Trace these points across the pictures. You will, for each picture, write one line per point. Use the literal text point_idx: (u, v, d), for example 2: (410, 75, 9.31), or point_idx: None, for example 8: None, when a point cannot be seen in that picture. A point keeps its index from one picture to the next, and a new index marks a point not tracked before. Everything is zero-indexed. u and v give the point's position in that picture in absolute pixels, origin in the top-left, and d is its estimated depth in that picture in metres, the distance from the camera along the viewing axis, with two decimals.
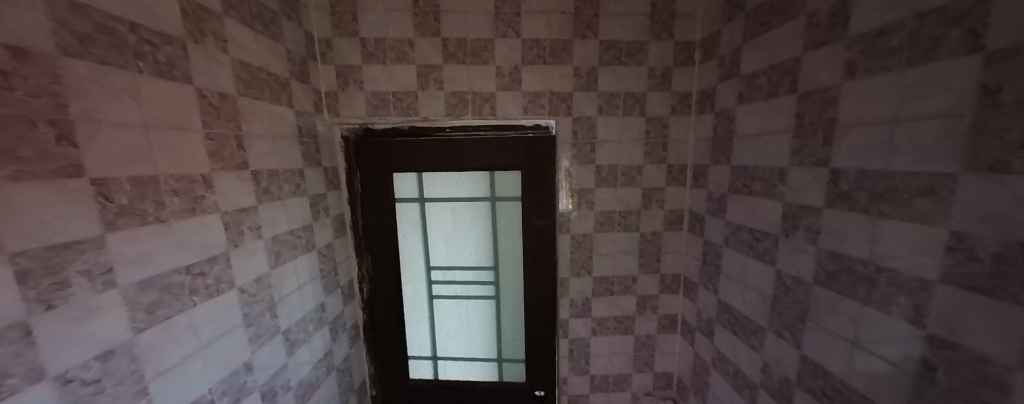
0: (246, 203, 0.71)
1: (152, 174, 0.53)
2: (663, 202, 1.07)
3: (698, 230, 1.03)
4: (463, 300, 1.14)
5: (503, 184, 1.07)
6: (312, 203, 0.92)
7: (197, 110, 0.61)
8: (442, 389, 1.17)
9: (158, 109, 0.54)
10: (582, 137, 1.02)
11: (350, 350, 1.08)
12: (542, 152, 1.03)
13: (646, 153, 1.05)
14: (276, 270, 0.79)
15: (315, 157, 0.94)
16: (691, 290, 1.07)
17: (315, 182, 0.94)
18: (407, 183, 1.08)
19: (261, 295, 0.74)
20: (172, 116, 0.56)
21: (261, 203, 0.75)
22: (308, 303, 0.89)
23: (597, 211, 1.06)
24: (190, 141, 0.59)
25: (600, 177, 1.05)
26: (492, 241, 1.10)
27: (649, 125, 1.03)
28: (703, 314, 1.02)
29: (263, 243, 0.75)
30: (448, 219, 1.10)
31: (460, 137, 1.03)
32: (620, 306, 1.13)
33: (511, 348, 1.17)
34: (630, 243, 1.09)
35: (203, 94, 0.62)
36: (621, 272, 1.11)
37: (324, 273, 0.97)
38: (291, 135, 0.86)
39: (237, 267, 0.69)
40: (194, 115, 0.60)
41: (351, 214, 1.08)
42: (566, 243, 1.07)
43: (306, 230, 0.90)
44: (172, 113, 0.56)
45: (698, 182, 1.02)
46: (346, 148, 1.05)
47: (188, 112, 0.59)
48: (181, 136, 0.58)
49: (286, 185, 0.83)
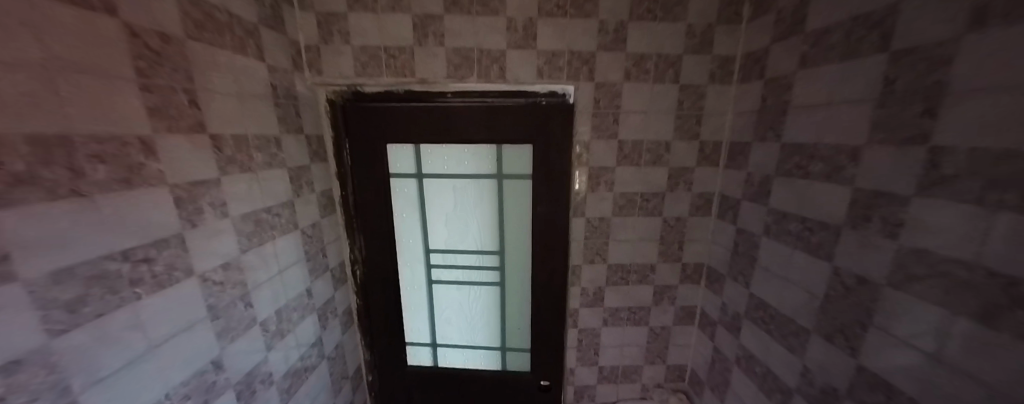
0: (204, 174, 0.59)
1: (64, 132, 0.40)
2: (691, 184, 0.95)
3: (731, 216, 0.91)
4: (465, 286, 1.04)
5: (512, 160, 0.94)
6: (292, 176, 0.80)
7: (128, 54, 0.47)
8: (442, 377, 1.11)
9: (70, 46, 0.40)
10: (604, 107, 0.88)
11: (342, 336, 0.99)
12: (557, 124, 0.89)
13: (676, 127, 0.91)
14: (248, 254, 0.68)
15: (295, 122, 0.81)
16: (717, 281, 0.97)
17: (295, 152, 0.81)
18: (403, 155, 0.96)
19: (230, 283, 0.63)
20: (90, 57, 0.43)
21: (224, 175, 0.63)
22: (293, 289, 0.80)
23: (616, 193, 0.94)
24: (120, 92, 0.46)
25: (622, 153, 0.92)
26: (497, 223, 0.99)
27: (682, 94, 0.89)
28: (729, 309, 0.92)
29: (229, 222, 0.64)
30: (448, 197, 0.98)
31: (461, 103, 0.89)
32: (636, 296, 1.03)
33: (515, 338, 1.09)
34: (651, 228, 0.98)
35: (135, 33, 0.48)
36: (638, 260, 1.00)
37: (311, 255, 0.86)
38: (262, 95, 0.72)
39: (197, 252, 0.58)
40: (124, 59, 0.47)
41: (341, 189, 0.96)
42: (580, 227, 0.96)
43: (285, 207, 0.78)
44: (91, 54, 0.43)
45: (735, 162, 0.89)
46: (333, 114, 0.91)
47: (116, 55, 0.46)
48: (108, 85, 0.45)
49: (258, 154, 0.70)
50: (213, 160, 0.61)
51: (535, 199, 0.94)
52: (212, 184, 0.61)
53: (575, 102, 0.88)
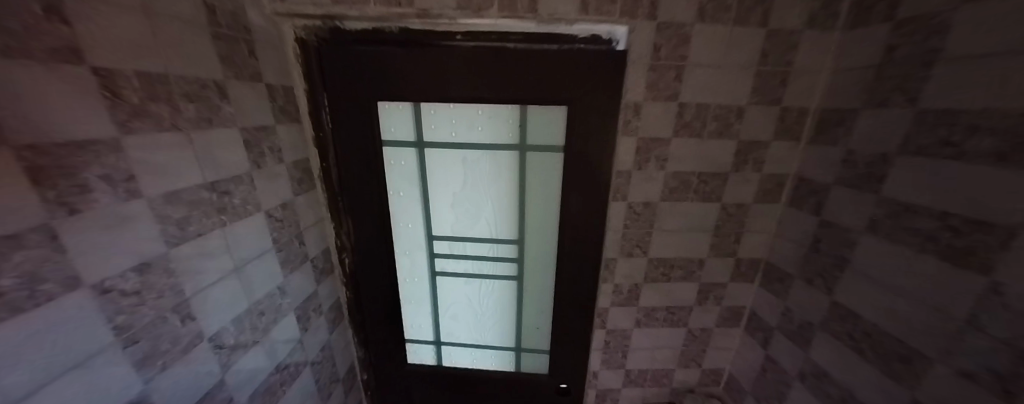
0: (98, 134, 0.37)
1: None
2: (762, 163, 0.76)
3: (813, 205, 0.73)
4: (475, 280, 0.87)
5: (538, 127, 0.74)
6: (249, 141, 0.58)
7: None
8: (446, 378, 0.97)
9: None
10: (666, 58, 0.66)
11: (329, 336, 0.83)
12: (602, 79, 0.68)
13: (755, 88, 0.70)
14: (187, 247, 0.47)
15: (251, 66, 0.58)
16: (780, 281, 0.81)
17: (254, 107, 0.59)
18: (399, 118, 0.75)
19: (156, 291, 0.43)
20: None
21: (131, 134, 0.40)
22: (260, 289, 0.61)
23: (668, 172, 0.75)
24: None
25: (682, 121, 0.71)
26: (518, 206, 0.80)
27: (768, 44, 0.67)
28: (795, 316, 0.77)
29: (143, 207, 0.42)
30: (455, 173, 0.78)
31: (475, 48, 0.67)
32: (677, 295, 0.87)
33: (532, 338, 0.94)
34: (706, 217, 0.79)
35: None
36: (685, 254, 0.83)
37: (282, 243, 0.66)
38: (197, 20, 0.48)
39: (81, 256, 0.36)
40: None
41: (320, 159, 0.76)
42: (619, 213, 0.77)
43: (239, 183, 0.56)
44: None
45: (830, 136, 0.69)
46: (304, 58, 0.69)
47: None
48: None
49: (193, 106, 0.48)
50: (107, 111, 0.38)
51: (569, 177, 0.74)
52: (108, 149, 0.38)
53: (628, 51, 0.66)
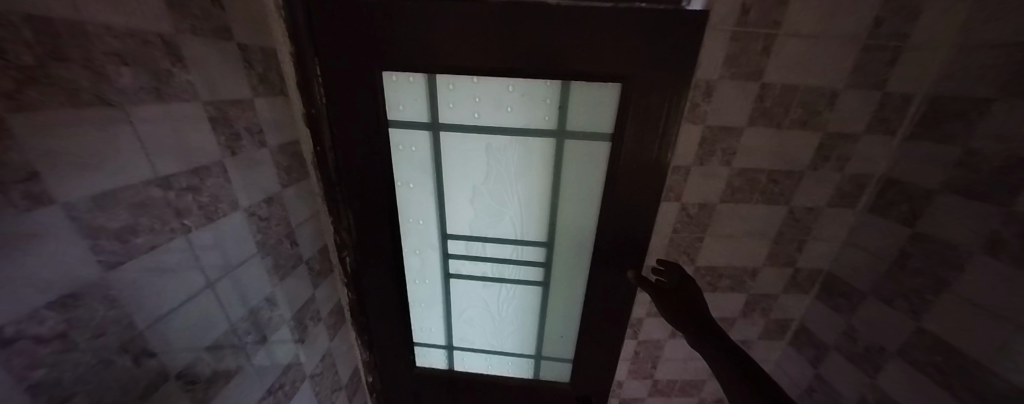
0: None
1: None
2: (845, 161, 0.63)
3: (903, 214, 0.61)
4: (494, 284, 0.77)
5: (579, 111, 0.60)
6: (217, 120, 0.44)
7: None
8: (458, 383, 0.90)
9: None
10: (754, 24, 0.52)
11: (330, 343, 0.73)
12: (669, 50, 0.52)
13: (855, 68, 0.56)
14: (136, 266, 0.35)
15: (214, 16, 0.43)
16: (844, 297, 0.71)
17: (223, 74, 0.45)
18: (410, 93, 0.61)
19: (93, 329, 0.32)
20: None
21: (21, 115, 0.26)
22: (243, 304, 0.50)
23: (734, 169, 0.62)
24: None
25: (759, 108, 0.58)
26: (547, 203, 0.68)
27: (883, 9, 0.53)
28: (861, 338, 0.67)
29: (59, 218, 0.29)
30: (475, 163, 0.65)
31: (507, 4, 0.51)
32: (721, 305, 0.78)
33: (554, 344, 0.86)
34: (767, 222, 0.68)
35: None
36: (736, 262, 0.72)
37: (269, 246, 0.55)
38: None
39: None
40: None
41: (313, 142, 0.63)
42: (669, 215, 0.66)
43: (207, 176, 0.43)
44: None
45: (943, 131, 0.56)
46: (287, 12, 0.53)
47: None
48: None
49: (128, 71, 0.34)
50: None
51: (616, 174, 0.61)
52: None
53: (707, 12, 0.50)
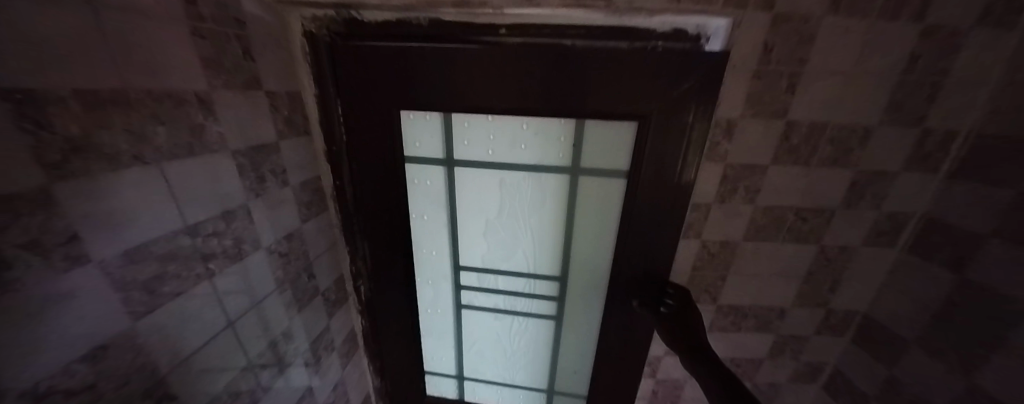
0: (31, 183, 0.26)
1: None
2: (881, 200, 0.59)
3: (949, 258, 0.56)
4: (506, 316, 0.77)
5: (594, 148, 0.60)
6: (243, 165, 0.46)
7: None
8: None
9: None
10: (779, 62, 0.50)
11: (342, 371, 0.74)
12: (688, 91, 0.51)
13: (890, 104, 0.53)
14: (163, 313, 0.37)
15: (246, 67, 0.46)
16: (883, 343, 0.65)
17: (250, 121, 0.47)
18: (426, 131, 0.62)
19: (118, 379, 0.33)
20: None
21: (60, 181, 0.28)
22: (262, 340, 0.51)
23: (758, 207, 0.59)
24: None
25: (785, 146, 0.55)
26: (561, 238, 0.67)
27: (920, 45, 0.50)
28: (903, 391, 0.62)
29: (94, 274, 0.30)
30: (489, 198, 0.66)
31: (522, 47, 0.52)
32: (745, 346, 0.74)
33: (567, 379, 0.84)
34: (796, 261, 0.64)
35: None
36: (762, 302, 0.69)
37: (288, 281, 0.56)
38: (171, 11, 0.36)
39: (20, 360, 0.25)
40: None
41: (332, 176, 0.64)
42: (689, 254, 0.63)
43: (231, 220, 0.45)
44: None
45: (993, 172, 0.52)
46: (313, 57, 0.56)
47: None
48: None
49: (164, 129, 0.36)
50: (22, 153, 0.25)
51: (633, 212, 0.60)
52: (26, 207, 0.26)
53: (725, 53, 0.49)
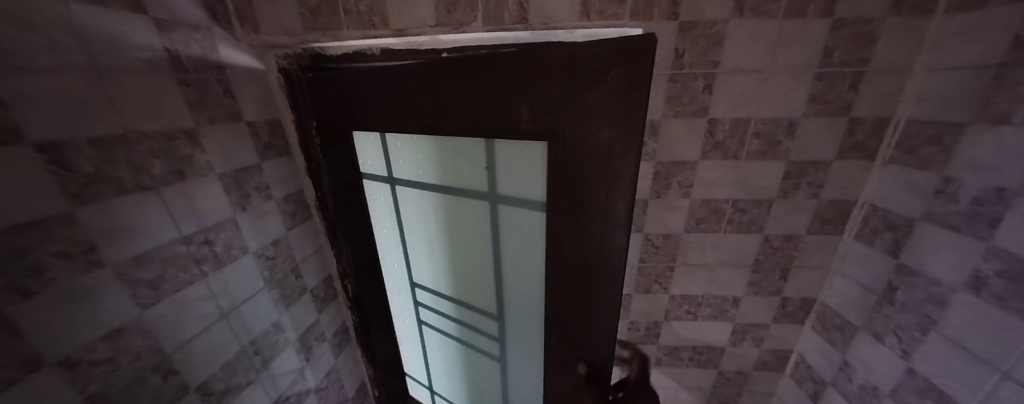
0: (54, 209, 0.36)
1: None
2: (820, 188, 0.61)
3: (889, 243, 0.57)
4: (456, 303, 0.94)
5: (516, 167, 0.64)
6: (228, 185, 0.56)
7: None
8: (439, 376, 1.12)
9: None
10: (692, 66, 0.54)
11: (335, 361, 0.84)
12: (609, 89, 0.45)
13: (812, 96, 0.55)
14: (165, 305, 0.47)
15: (227, 104, 0.56)
16: (837, 329, 0.66)
17: (233, 148, 0.57)
18: (373, 156, 0.77)
19: (130, 356, 0.43)
20: None
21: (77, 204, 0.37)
22: (252, 331, 0.61)
23: (695, 200, 0.63)
24: None
25: (711, 141, 0.58)
26: (487, 246, 0.79)
27: (834, 37, 0.52)
28: (856, 375, 0.63)
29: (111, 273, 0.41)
30: (432, 210, 0.83)
31: (451, 59, 0.50)
32: (705, 334, 0.76)
33: (516, 370, 0.94)
34: (742, 250, 0.67)
35: None
36: (714, 291, 0.71)
37: (276, 280, 0.66)
38: (156, 69, 0.45)
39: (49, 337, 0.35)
40: None
41: (314, 189, 0.74)
42: (634, 246, 0.67)
43: (220, 230, 0.55)
44: None
45: (922, 157, 0.53)
46: (288, 88, 0.66)
47: None
48: None
49: (159, 162, 0.46)
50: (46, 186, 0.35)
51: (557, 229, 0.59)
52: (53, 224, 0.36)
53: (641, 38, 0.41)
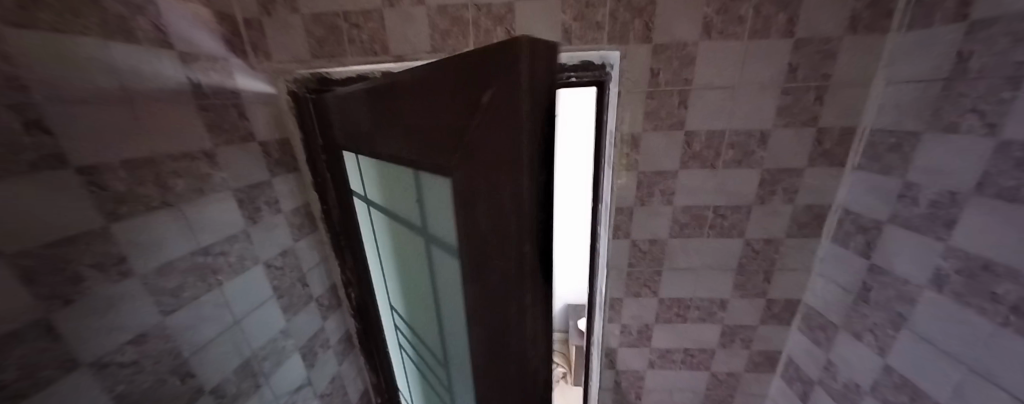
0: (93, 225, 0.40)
1: None
2: (795, 193, 0.64)
3: (862, 246, 0.60)
4: (438, 338, 0.83)
5: (443, 210, 0.55)
6: (242, 199, 0.61)
7: None
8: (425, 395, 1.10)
9: None
10: (667, 83, 0.58)
11: (339, 367, 0.87)
12: (489, 119, 0.37)
13: (781, 109, 0.59)
14: (184, 311, 0.51)
15: (242, 126, 0.61)
16: (821, 329, 0.69)
17: (246, 166, 0.62)
18: (355, 177, 0.76)
19: (154, 358, 0.47)
20: None
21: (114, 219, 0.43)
22: (262, 337, 0.65)
23: (677, 207, 0.66)
24: None
25: (689, 152, 0.62)
26: (434, 284, 0.73)
27: (796, 55, 0.56)
28: (839, 374, 0.65)
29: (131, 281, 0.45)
30: (398, 234, 0.77)
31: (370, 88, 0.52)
32: (695, 336, 0.78)
33: None
34: (725, 254, 0.70)
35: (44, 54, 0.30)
36: (701, 294, 0.74)
37: (284, 288, 0.70)
38: (180, 97, 0.51)
39: (87, 340, 0.40)
40: None
41: (320, 202, 0.79)
42: (622, 252, 0.71)
43: (235, 241, 0.59)
44: None
45: (885, 163, 0.56)
46: (297, 110, 0.71)
47: None
48: None
49: (181, 180, 0.51)
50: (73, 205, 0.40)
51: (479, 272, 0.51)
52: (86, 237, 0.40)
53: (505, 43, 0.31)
